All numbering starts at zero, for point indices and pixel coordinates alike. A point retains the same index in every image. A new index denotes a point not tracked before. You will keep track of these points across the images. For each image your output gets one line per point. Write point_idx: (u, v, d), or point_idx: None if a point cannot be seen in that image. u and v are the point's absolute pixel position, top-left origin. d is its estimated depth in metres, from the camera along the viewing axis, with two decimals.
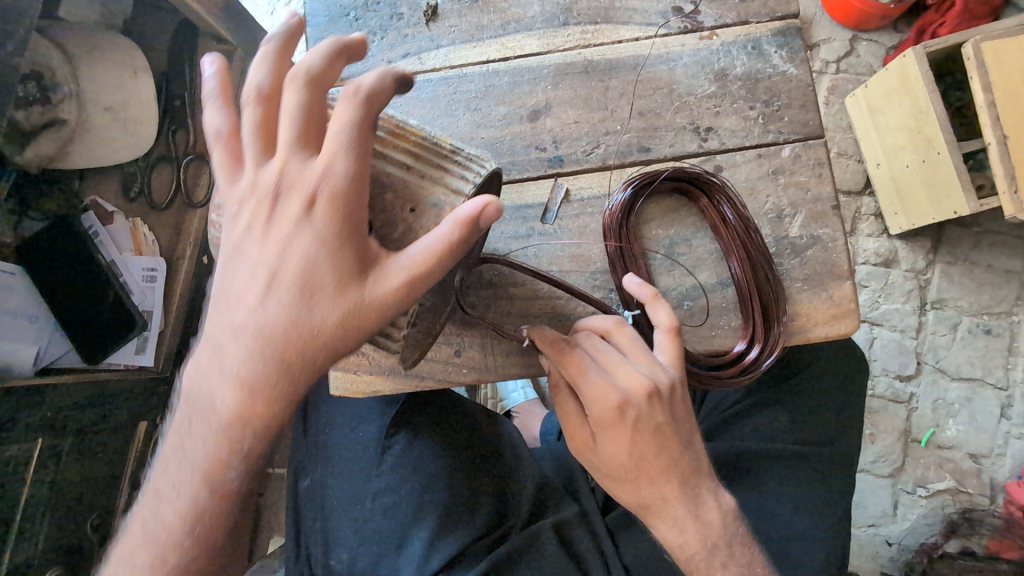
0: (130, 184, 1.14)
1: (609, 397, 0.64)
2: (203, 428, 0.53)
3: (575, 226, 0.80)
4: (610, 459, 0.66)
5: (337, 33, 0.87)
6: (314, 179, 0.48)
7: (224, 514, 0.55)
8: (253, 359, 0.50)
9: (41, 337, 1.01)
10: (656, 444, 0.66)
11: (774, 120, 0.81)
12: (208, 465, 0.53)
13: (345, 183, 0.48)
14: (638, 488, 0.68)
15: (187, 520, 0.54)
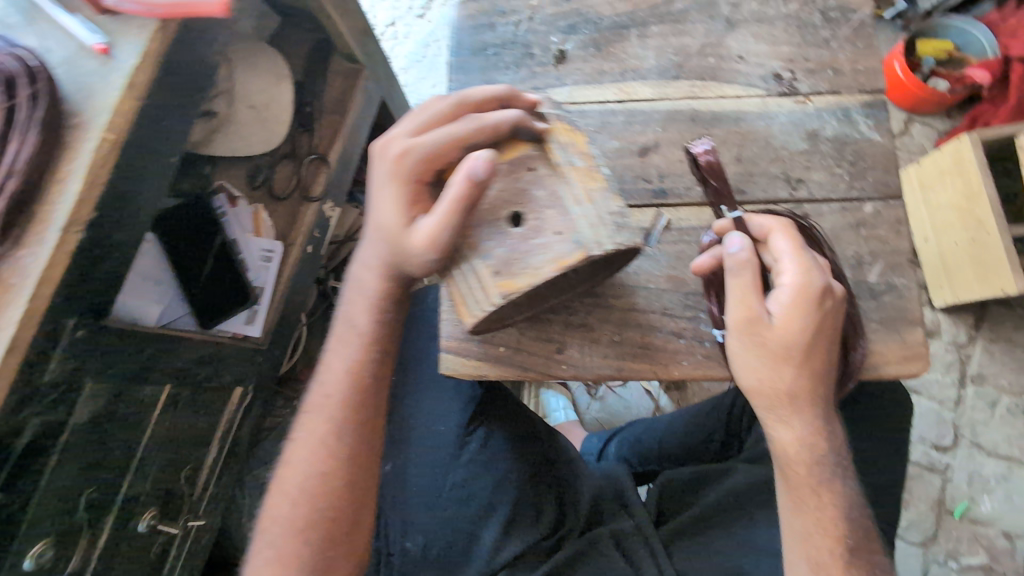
0: (256, 175, 1.27)
1: (809, 276, 0.72)
2: (350, 310, 0.82)
3: (672, 251, 0.90)
4: (786, 329, 0.71)
5: (476, 65, 1.00)
6: (398, 151, 0.72)
7: (373, 379, 0.80)
8: (374, 269, 0.78)
9: (164, 299, 1.11)
10: (823, 334, 0.73)
11: (858, 179, 0.91)
12: (354, 336, 0.81)
13: (418, 157, 0.71)
14: (794, 372, 0.73)
15: (346, 394, 0.79)
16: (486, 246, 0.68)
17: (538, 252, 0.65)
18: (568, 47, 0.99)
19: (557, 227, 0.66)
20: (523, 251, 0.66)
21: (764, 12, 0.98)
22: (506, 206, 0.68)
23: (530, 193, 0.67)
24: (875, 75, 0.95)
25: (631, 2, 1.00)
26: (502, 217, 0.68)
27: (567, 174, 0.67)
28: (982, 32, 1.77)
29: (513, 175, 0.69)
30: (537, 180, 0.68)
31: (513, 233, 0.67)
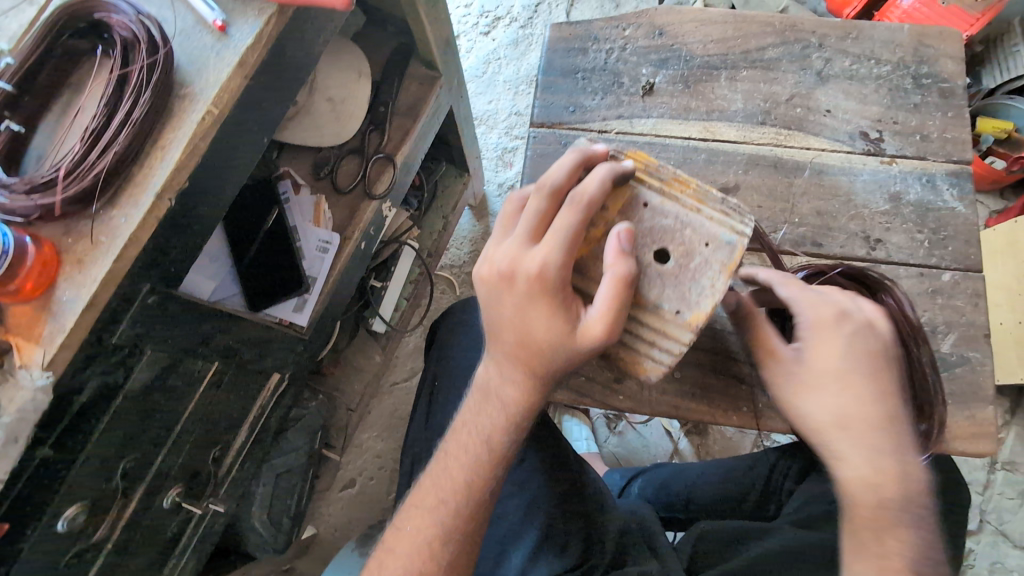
0: (321, 166, 1.28)
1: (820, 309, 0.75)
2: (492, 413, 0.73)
3: (747, 293, 0.88)
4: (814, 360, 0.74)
5: (564, 86, 1.00)
6: (534, 261, 0.63)
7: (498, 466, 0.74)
8: (513, 375, 0.70)
9: (218, 275, 1.16)
10: (871, 363, 0.73)
11: (939, 247, 0.90)
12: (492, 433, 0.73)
13: (558, 263, 0.63)
14: (858, 405, 0.72)
15: (467, 480, 0.74)
16: (647, 299, 0.64)
17: (705, 297, 0.63)
18: (657, 80, 1.00)
19: (711, 274, 0.63)
20: (688, 293, 0.63)
21: (856, 70, 0.99)
22: (656, 257, 0.65)
23: (675, 237, 0.65)
24: (963, 145, 0.95)
25: (724, 44, 1.01)
26: (654, 270, 0.64)
27: (708, 218, 0.65)
28: None
29: (651, 233, 0.65)
30: (674, 229, 0.65)
31: (667, 275, 0.64)
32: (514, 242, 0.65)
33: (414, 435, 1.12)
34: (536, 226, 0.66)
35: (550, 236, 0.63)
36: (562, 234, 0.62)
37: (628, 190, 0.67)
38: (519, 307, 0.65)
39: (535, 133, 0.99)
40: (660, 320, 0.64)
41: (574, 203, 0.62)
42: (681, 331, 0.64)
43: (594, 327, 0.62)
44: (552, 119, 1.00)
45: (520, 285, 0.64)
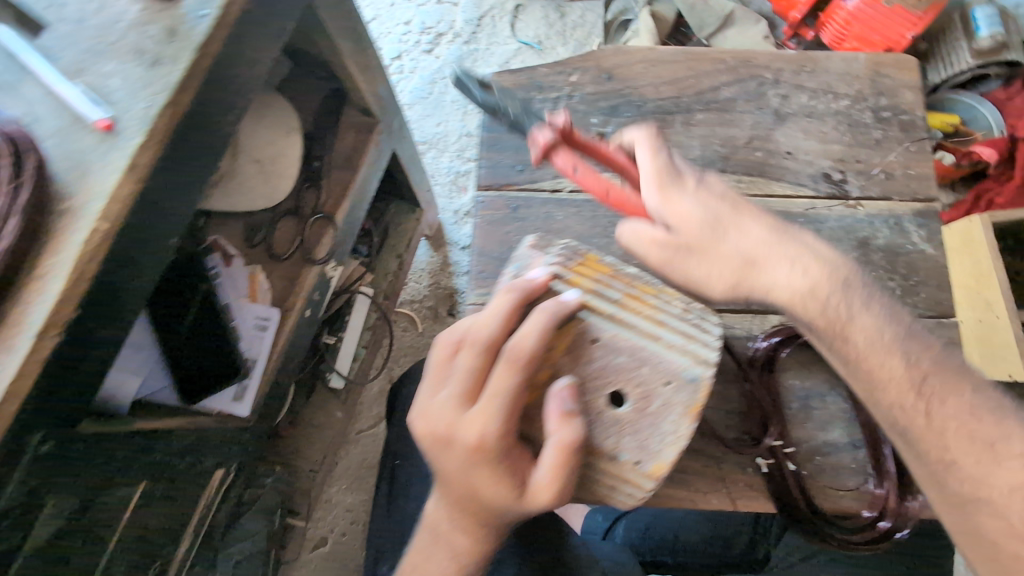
0: (255, 231, 1.17)
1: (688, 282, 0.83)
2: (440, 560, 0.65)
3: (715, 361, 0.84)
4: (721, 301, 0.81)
5: (510, 143, 0.92)
6: (467, 432, 0.54)
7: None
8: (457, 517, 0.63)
9: (143, 368, 1.02)
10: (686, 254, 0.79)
11: (911, 295, 0.86)
12: None
13: (496, 436, 0.53)
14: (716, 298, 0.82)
15: None
16: (604, 450, 0.55)
17: (666, 446, 0.55)
18: (608, 130, 0.93)
19: (672, 417, 0.55)
20: (647, 443, 0.55)
21: (814, 106, 0.94)
22: (608, 399, 0.56)
23: (631, 377, 0.55)
24: (926, 181, 0.91)
25: (676, 85, 0.94)
26: (608, 417, 0.55)
27: (664, 348, 0.56)
28: (988, 108, 1.84)
29: (601, 373, 0.56)
30: (630, 368, 0.56)
31: (625, 421, 0.55)
32: (442, 406, 0.55)
33: (379, 522, 1.03)
34: (471, 383, 0.55)
35: (491, 400, 0.53)
36: (502, 396, 0.53)
37: (574, 320, 0.56)
38: (466, 472, 0.56)
39: (482, 197, 0.90)
40: (616, 470, 0.56)
41: (505, 372, 0.53)
42: (640, 481, 0.56)
43: (543, 493, 0.54)
44: (499, 180, 0.91)
45: (457, 458, 0.55)
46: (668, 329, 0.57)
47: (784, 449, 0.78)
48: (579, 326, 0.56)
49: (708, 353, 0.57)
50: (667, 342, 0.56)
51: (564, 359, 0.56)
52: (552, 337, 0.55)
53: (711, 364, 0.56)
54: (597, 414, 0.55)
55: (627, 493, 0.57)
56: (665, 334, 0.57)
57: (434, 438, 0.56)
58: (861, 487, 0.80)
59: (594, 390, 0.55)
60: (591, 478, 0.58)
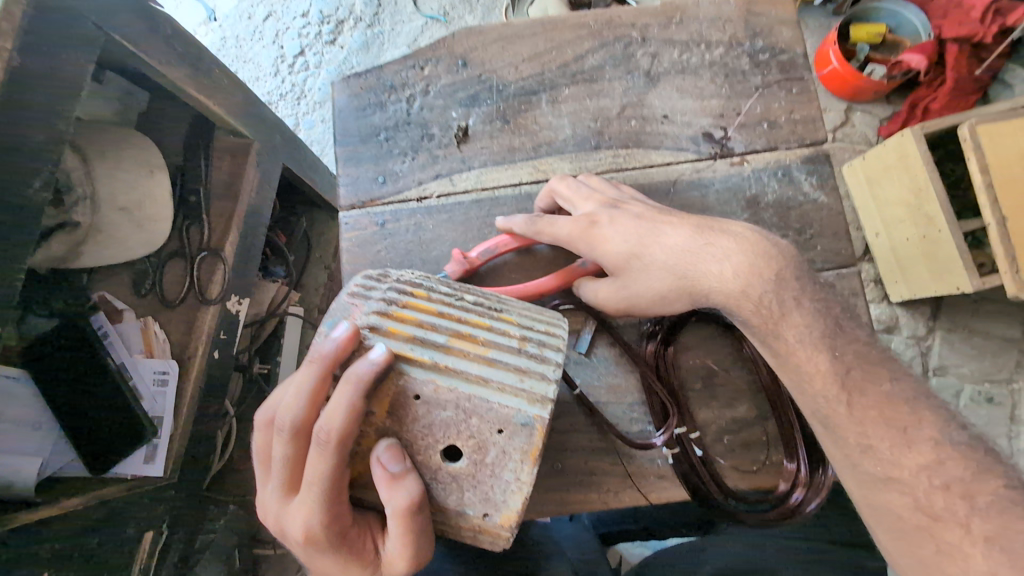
0: (141, 280, 1.10)
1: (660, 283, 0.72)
2: None
3: (612, 352, 0.81)
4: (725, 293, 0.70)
5: (367, 154, 0.85)
6: (298, 523, 0.53)
7: None
8: None
9: (44, 445, 0.99)
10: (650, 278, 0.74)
11: (807, 250, 0.81)
12: None
13: (323, 523, 0.52)
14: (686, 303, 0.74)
15: None
16: (447, 506, 0.51)
17: (511, 497, 0.49)
18: (470, 122, 0.85)
19: (512, 466, 0.49)
20: (492, 494, 0.49)
21: (687, 61, 0.87)
22: (443, 455, 0.50)
23: (461, 432, 0.49)
24: (812, 124, 0.85)
25: (537, 61, 0.87)
26: (443, 472, 0.50)
27: (497, 391, 0.50)
28: (914, 11, 1.75)
29: (428, 429, 0.50)
30: (457, 420, 0.49)
31: (463, 477, 0.50)
32: (276, 499, 0.55)
33: None
34: (293, 474, 0.54)
35: (314, 481, 0.51)
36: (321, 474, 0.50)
37: (388, 378, 0.50)
38: (325, 550, 0.54)
39: (346, 219, 0.83)
40: (469, 523, 0.51)
41: (314, 460, 0.50)
42: (496, 531, 0.50)
43: (396, 561, 0.54)
44: (361, 196, 0.84)
45: (300, 546, 0.55)
46: (501, 367, 0.52)
47: (688, 436, 0.75)
48: (397, 385, 0.50)
49: (546, 388, 0.51)
50: (499, 386, 0.50)
51: (387, 421, 0.50)
52: (369, 404, 0.50)
53: (550, 400, 0.50)
54: (431, 472, 0.50)
55: (488, 541, 0.53)
56: (497, 375, 0.51)
57: (279, 528, 0.56)
58: (772, 460, 0.77)
59: (423, 448, 0.50)
60: (447, 529, 0.54)
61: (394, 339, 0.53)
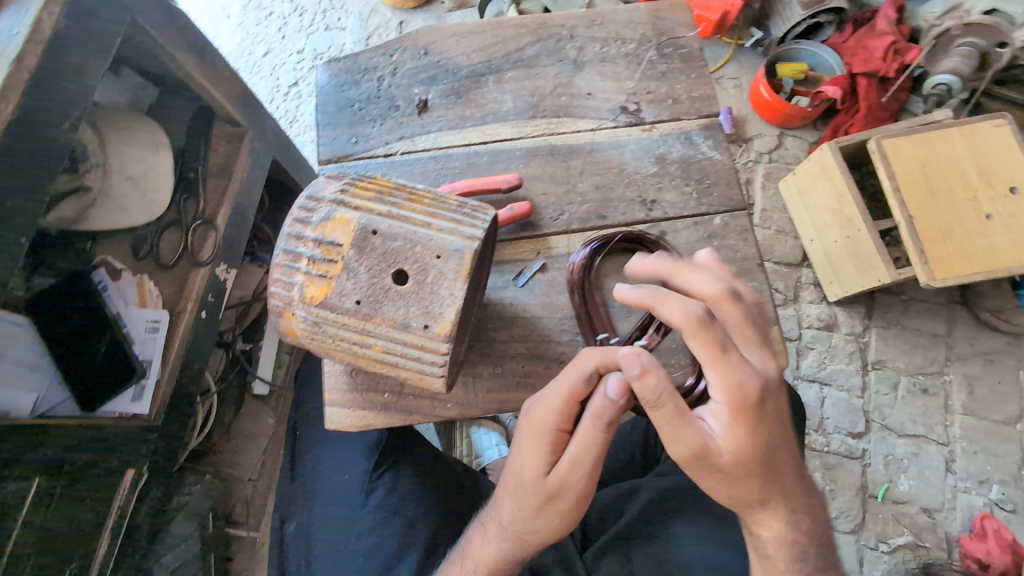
0: (140, 245, 1.24)
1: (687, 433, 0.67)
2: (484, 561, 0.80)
3: (546, 279, 0.94)
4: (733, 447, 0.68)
5: (343, 120, 1.04)
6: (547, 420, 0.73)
7: None
8: (507, 523, 0.78)
9: (40, 385, 1.08)
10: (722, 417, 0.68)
11: (706, 195, 0.99)
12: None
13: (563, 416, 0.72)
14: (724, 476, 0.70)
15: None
16: (395, 321, 0.64)
17: (445, 307, 0.64)
18: (430, 97, 1.04)
19: (447, 284, 0.65)
20: (431, 307, 0.64)
21: (606, 52, 1.07)
22: (393, 278, 0.65)
23: (407, 257, 0.65)
24: (709, 101, 1.04)
25: (485, 51, 1.07)
26: (393, 292, 0.65)
27: (437, 231, 0.66)
28: (828, 51, 1.90)
29: (383, 258, 0.65)
30: (405, 250, 0.65)
31: (409, 294, 0.65)
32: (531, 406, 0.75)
33: (283, 487, 1.09)
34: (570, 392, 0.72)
35: (544, 454, 0.73)
36: (550, 451, 0.73)
37: (351, 223, 0.66)
38: (519, 520, 0.76)
39: (324, 171, 1.01)
40: (412, 337, 0.65)
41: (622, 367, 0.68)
42: (434, 342, 0.65)
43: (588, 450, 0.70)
44: (337, 153, 1.02)
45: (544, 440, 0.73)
46: (441, 219, 0.68)
47: (607, 339, 0.88)
48: (358, 225, 0.66)
49: (476, 232, 0.68)
50: (438, 229, 0.67)
51: (350, 253, 0.65)
52: (336, 236, 0.66)
53: (478, 237, 0.67)
54: (385, 292, 0.65)
55: (434, 363, 0.67)
56: (438, 222, 0.68)
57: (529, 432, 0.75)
58: (682, 363, 0.91)
59: (378, 273, 0.65)
60: (397, 358, 0.68)
61: (357, 199, 0.68)
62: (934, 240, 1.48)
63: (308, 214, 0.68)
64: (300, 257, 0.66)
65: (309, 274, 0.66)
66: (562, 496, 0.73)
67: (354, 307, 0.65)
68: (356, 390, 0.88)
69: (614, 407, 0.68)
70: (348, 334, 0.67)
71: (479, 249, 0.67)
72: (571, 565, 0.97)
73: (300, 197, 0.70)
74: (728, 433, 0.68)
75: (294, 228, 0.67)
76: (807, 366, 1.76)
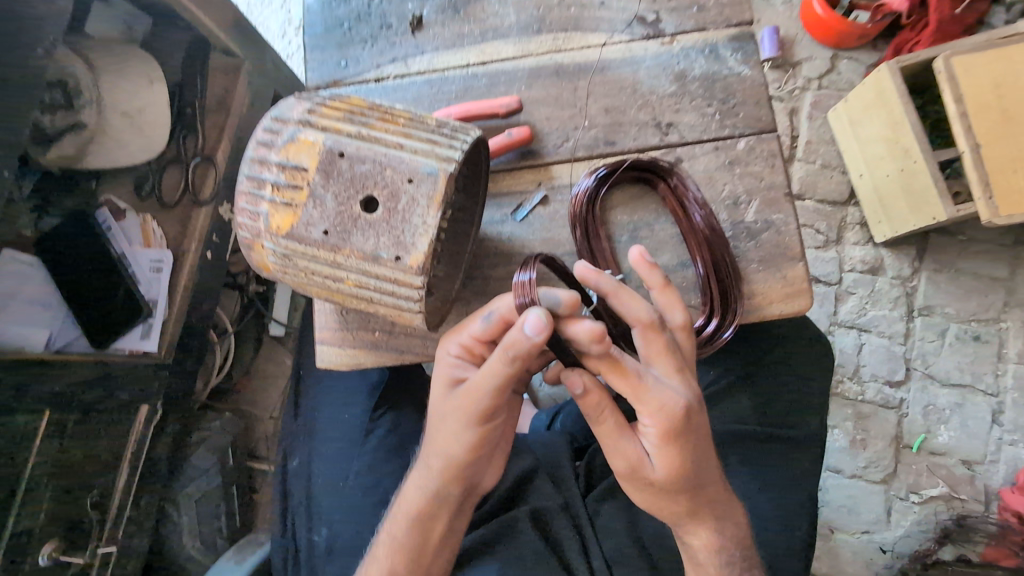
0: (143, 184, 1.22)
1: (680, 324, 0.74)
2: (412, 501, 0.81)
3: (547, 211, 0.87)
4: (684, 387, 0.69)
5: (331, 42, 0.95)
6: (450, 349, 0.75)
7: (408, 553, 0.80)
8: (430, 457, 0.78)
9: (54, 322, 1.10)
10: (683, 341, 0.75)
11: (730, 116, 0.87)
12: (411, 516, 0.80)
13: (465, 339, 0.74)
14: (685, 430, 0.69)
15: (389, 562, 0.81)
16: (365, 253, 0.60)
17: (418, 237, 0.59)
18: (424, 12, 0.94)
19: (420, 212, 0.59)
20: (402, 237, 0.59)
21: None
22: (363, 206, 0.60)
23: (377, 182, 0.60)
24: (741, 6, 0.90)
25: None
26: (362, 221, 0.60)
27: (410, 153, 0.61)
28: None
29: (351, 183, 0.60)
30: (375, 174, 0.60)
31: (379, 222, 0.59)
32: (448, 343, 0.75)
33: (286, 425, 1.08)
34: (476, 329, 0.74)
35: (448, 379, 0.75)
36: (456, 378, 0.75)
37: (317, 146, 0.61)
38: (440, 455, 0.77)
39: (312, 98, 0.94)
40: (384, 270, 0.60)
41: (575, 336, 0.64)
42: (407, 276, 0.60)
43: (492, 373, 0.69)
44: (327, 79, 0.95)
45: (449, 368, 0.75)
46: (416, 139, 0.62)
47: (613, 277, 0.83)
48: (324, 148, 0.61)
49: (453, 154, 0.61)
50: (411, 153, 0.61)
51: (316, 178, 0.60)
52: (302, 159, 0.61)
53: (455, 159, 0.60)
54: (354, 221, 0.60)
55: (408, 297, 0.62)
56: (412, 144, 0.62)
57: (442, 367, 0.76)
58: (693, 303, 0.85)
59: (345, 201, 0.60)
60: (371, 291, 0.63)
61: (325, 120, 0.63)
62: (1002, 171, 1.31)
63: (272, 136, 0.63)
64: (265, 184, 0.62)
65: (274, 202, 0.61)
66: (454, 416, 0.74)
67: (322, 238, 0.60)
68: (347, 328, 0.85)
69: (529, 342, 0.63)
70: (320, 268, 0.63)
71: (456, 173, 0.60)
72: (572, 509, 0.96)
73: (265, 118, 0.64)
74: (665, 370, 0.69)
75: (258, 152, 0.63)
76: (845, 313, 1.63)
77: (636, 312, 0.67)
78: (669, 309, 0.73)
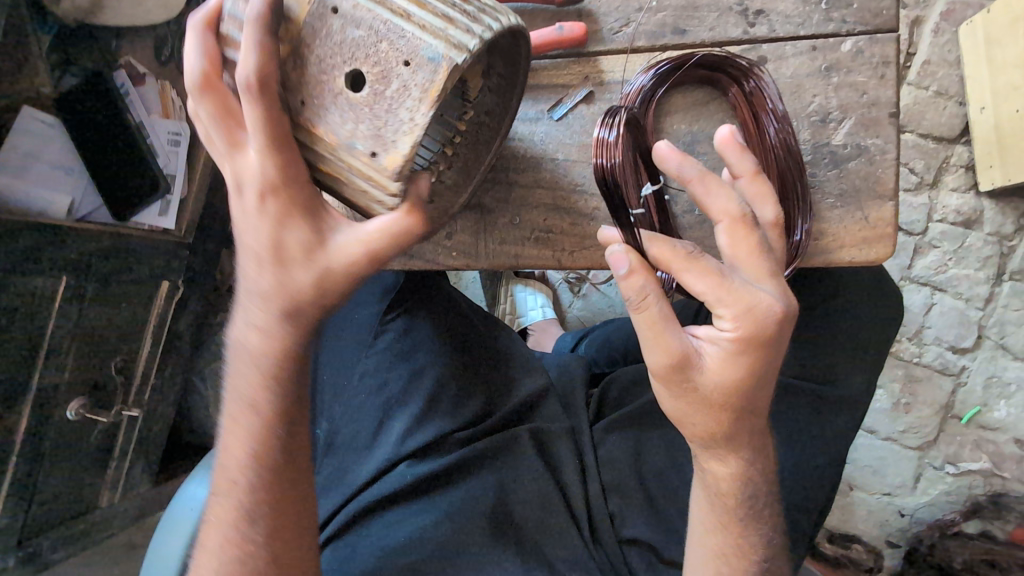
0: (162, 48, 1.14)
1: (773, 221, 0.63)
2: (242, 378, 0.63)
3: (592, 111, 0.74)
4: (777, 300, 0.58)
5: None
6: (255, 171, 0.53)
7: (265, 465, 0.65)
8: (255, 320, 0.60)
9: (78, 188, 1.07)
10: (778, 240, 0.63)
11: (839, 7, 0.68)
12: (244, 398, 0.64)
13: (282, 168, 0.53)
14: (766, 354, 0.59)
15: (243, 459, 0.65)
16: (340, 137, 0.51)
17: (399, 136, 0.48)
18: None
19: (409, 105, 0.47)
20: (383, 131, 0.49)
21: None
22: (348, 82, 0.50)
23: (367, 56, 0.48)
24: None
25: None
26: (343, 99, 0.50)
27: (416, 26, 0.48)
28: None
29: (339, 49, 0.49)
30: (367, 44, 0.48)
31: (360, 106, 0.49)
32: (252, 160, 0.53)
33: None
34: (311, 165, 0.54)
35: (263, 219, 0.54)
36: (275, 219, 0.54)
37: None
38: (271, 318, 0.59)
39: None
40: (361, 163, 0.51)
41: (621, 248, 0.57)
42: (382, 178, 0.51)
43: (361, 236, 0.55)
44: None
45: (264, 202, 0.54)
46: (430, 10, 0.48)
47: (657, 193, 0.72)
48: None
49: (468, 40, 0.47)
50: (416, 27, 0.48)
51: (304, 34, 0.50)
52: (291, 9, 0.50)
53: (469, 47, 0.47)
54: (334, 96, 0.50)
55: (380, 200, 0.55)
56: (423, 13, 0.48)
57: (247, 191, 0.54)
58: None
59: (329, 70, 0.50)
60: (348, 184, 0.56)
61: None
62: None
63: None
64: None
65: None
66: (288, 280, 0.57)
67: (299, 108, 0.52)
68: None
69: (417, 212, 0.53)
70: (301, 144, 0.55)
71: (464, 66, 0.47)
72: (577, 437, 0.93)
73: None
74: (754, 275, 0.58)
75: None
76: (921, 267, 1.43)
77: (721, 203, 0.58)
78: (759, 203, 0.62)
